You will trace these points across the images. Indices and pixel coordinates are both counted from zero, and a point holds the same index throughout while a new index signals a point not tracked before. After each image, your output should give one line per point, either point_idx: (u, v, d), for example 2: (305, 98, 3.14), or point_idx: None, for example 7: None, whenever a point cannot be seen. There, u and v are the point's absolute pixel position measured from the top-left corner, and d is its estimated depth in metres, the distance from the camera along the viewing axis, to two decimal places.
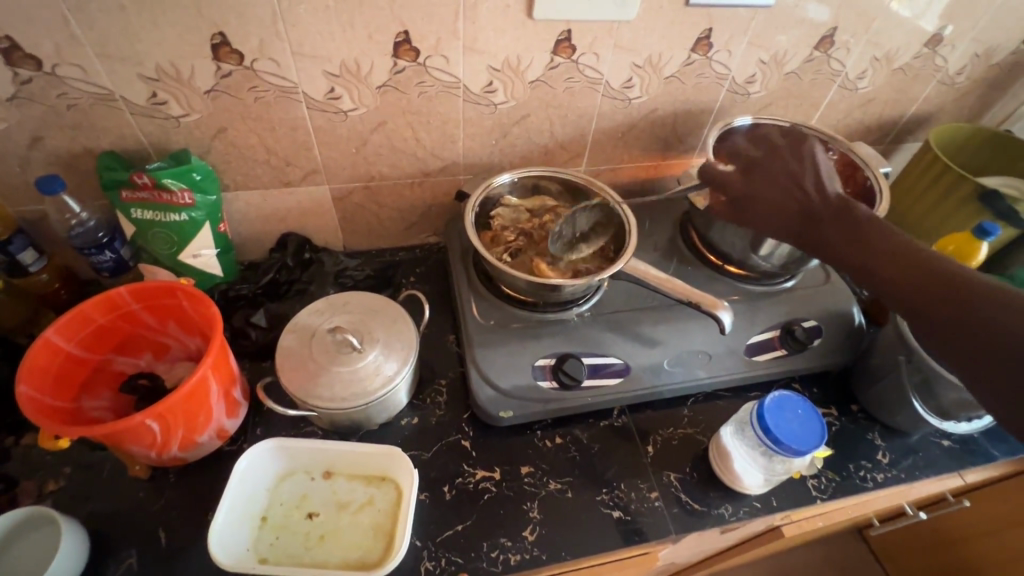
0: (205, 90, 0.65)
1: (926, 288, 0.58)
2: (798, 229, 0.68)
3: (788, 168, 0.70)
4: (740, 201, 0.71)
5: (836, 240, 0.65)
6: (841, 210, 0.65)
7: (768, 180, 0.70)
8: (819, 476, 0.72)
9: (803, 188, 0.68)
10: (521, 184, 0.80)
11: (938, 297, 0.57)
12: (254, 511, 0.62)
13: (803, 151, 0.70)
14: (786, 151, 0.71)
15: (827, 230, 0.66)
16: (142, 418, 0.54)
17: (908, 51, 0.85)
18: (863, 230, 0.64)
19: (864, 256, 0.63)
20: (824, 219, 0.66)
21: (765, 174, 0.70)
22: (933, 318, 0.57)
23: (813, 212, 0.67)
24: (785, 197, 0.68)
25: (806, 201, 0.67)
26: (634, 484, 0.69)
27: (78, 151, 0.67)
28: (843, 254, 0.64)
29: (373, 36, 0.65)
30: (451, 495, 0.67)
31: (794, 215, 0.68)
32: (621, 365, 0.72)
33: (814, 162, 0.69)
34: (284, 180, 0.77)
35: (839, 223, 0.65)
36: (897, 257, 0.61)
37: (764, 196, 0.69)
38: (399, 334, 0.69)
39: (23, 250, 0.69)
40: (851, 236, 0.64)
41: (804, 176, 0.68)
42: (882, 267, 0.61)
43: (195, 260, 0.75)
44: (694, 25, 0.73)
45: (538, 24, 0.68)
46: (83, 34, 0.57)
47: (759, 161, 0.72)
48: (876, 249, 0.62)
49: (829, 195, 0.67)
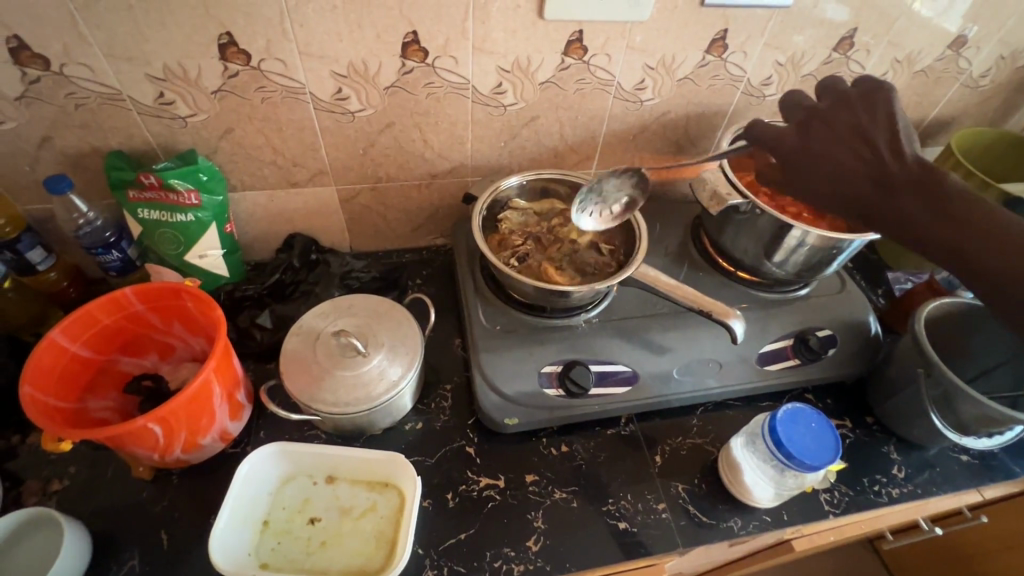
0: (212, 90, 0.64)
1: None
2: (871, 199, 0.55)
3: (855, 123, 0.58)
4: (792, 161, 0.60)
5: (919, 214, 0.53)
6: (925, 179, 0.53)
7: (828, 138, 0.58)
8: (831, 490, 0.71)
9: (875, 150, 0.56)
10: (529, 187, 0.78)
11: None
12: (256, 515, 0.62)
13: (876, 100, 0.58)
14: (860, 103, 0.59)
15: (908, 203, 0.53)
16: (144, 421, 0.53)
17: (930, 54, 0.82)
18: (956, 205, 0.52)
19: (959, 234, 0.51)
20: (906, 189, 0.54)
21: (826, 128, 0.59)
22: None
23: (889, 180, 0.55)
24: (848, 158, 0.57)
25: (880, 164, 0.55)
26: (640, 495, 0.68)
27: (86, 150, 0.67)
28: (931, 231, 0.52)
29: (381, 36, 0.64)
30: (454, 503, 0.66)
31: (864, 183, 0.56)
32: (630, 373, 0.71)
33: (891, 115, 0.57)
34: (292, 181, 0.77)
35: (924, 194, 0.53)
36: (1000, 238, 0.50)
37: (820, 158, 0.58)
38: (404, 339, 0.68)
39: (32, 249, 0.70)
40: (940, 211, 0.52)
41: (875, 133, 0.56)
42: (982, 250, 0.50)
43: (202, 261, 0.75)
44: (709, 26, 0.71)
45: (549, 25, 0.67)
46: (90, 33, 0.57)
47: (823, 115, 0.60)
48: (972, 226, 0.51)
49: (908, 159, 0.55)
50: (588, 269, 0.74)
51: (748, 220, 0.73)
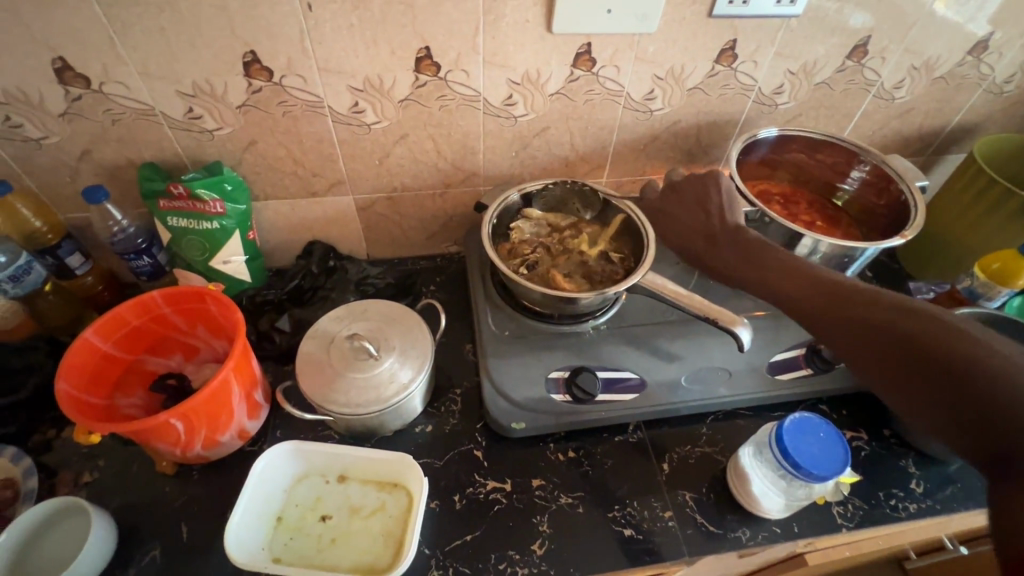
0: (237, 105, 0.68)
1: (820, 299, 0.58)
2: (702, 252, 0.72)
3: (695, 194, 0.74)
4: (658, 226, 0.78)
5: (731, 262, 0.69)
6: (736, 236, 0.69)
7: (679, 205, 0.76)
8: (845, 503, 0.69)
9: (707, 215, 0.73)
10: (539, 196, 0.80)
11: (834, 305, 0.56)
12: (271, 511, 0.64)
13: (711, 178, 0.73)
14: (698, 179, 0.75)
15: (725, 254, 0.70)
16: (167, 417, 0.56)
17: (949, 60, 0.81)
18: (756, 252, 0.66)
19: (762, 274, 0.64)
20: (723, 243, 0.70)
21: (675, 197, 0.76)
22: (833, 325, 0.55)
23: (712, 237, 0.71)
24: (691, 222, 0.74)
25: (707, 225, 0.72)
26: (647, 502, 0.68)
27: (122, 163, 0.72)
28: (743, 274, 0.67)
29: (396, 52, 0.66)
30: (461, 505, 0.67)
31: (696, 239, 0.73)
32: (638, 379, 0.71)
33: (719, 189, 0.72)
34: (311, 191, 0.80)
35: (737, 246, 0.69)
36: (793, 274, 0.62)
37: (673, 222, 0.76)
38: (414, 343, 0.70)
39: (71, 255, 0.74)
40: (745, 258, 0.67)
41: (707, 202, 0.73)
42: (784, 283, 0.62)
43: (226, 266, 0.78)
44: (718, 36, 0.72)
45: (557, 38, 0.68)
46: (127, 54, 0.61)
47: (678, 184, 0.76)
48: (771, 268, 0.64)
49: (726, 219, 0.71)
50: (596, 276, 0.75)
51: (759, 227, 0.74)
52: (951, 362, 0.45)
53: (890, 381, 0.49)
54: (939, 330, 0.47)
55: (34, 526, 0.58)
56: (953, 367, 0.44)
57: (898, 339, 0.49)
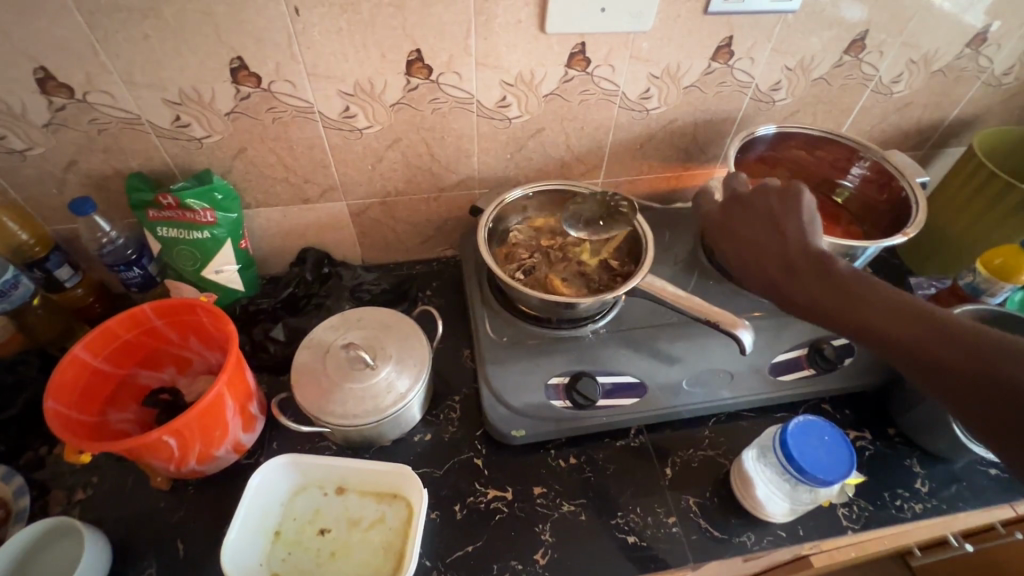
0: (225, 112, 0.67)
1: (951, 351, 0.48)
2: (776, 281, 0.62)
3: (769, 212, 0.65)
4: (722, 244, 0.69)
5: (815, 294, 0.58)
6: (820, 263, 0.59)
7: (747, 223, 0.66)
8: (850, 504, 0.68)
9: (782, 237, 0.62)
10: (535, 200, 0.78)
11: (972, 361, 0.47)
12: (268, 526, 0.63)
13: (790, 194, 0.64)
14: (774, 194, 0.65)
15: (807, 284, 0.58)
16: (159, 435, 0.55)
17: (948, 52, 0.80)
18: (849, 284, 0.56)
19: (863, 314, 0.54)
20: (805, 273, 0.59)
21: (744, 214, 0.67)
22: (967, 386, 0.47)
23: (793, 265, 0.60)
24: (762, 246, 0.64)
25: (784, 250, 0.61)
26: (650, 508, 0.67)
27: (109, 173, 0.70)
28: (832, 311, 0.56)
29: (386, 55, 0.65)
30: (462, 515, 0.66)
31: (772, 267, 0.62)
32: (638, 384, 0.70)
33: (800, 208, 0.63)
34: (304, 197, 0.79)
35: (821, 276, 0.58)
36: (906, 316, 0.52)
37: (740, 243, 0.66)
38: (411, 350, 0.69)
39: (60, 267, 0.73)
40: (835, 292, 0.56)
41: (783, 222, 0.63)
42: (898, 330, 0.51)
43: (218, 276, 0.77)
44: (714, 33, 0.71)
45: (550, 38, 0.67)
46: (110, 62, 0.60)
47: (744, 198, 0.68)
48: (877, 306, 0.54)
49: (807, 243, 0.60)
50: (593, 280, 0.74)
51: None
52: None
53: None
54: None
55: (42, 531, 0.58)
56: None
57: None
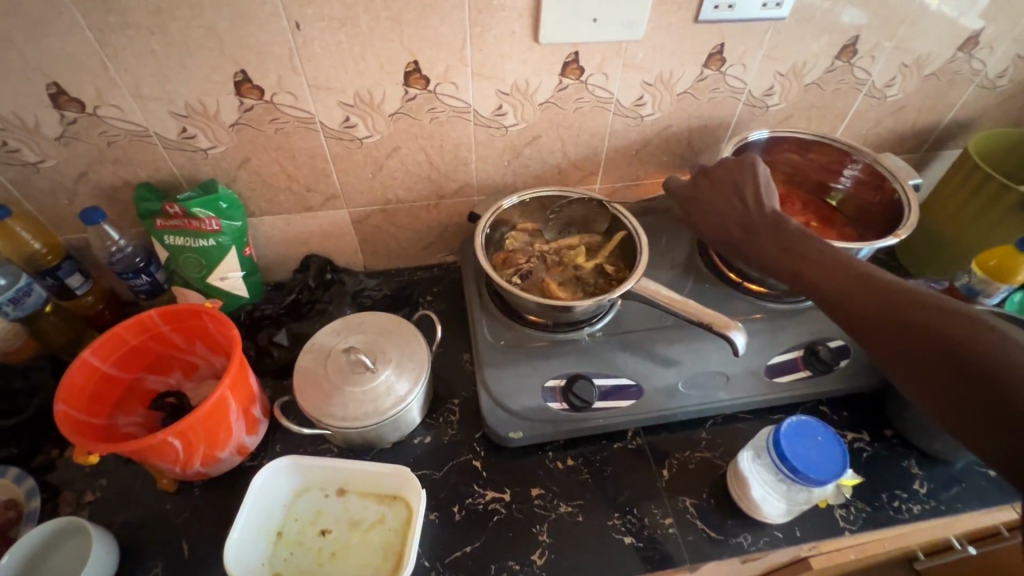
0: (230, 123, 0.69)
1: (859, 293, 0.55)
2: (737, 241, 0.68)
3: (729, 178, 0.70)
4: (689, 213, 0.73)
5: (767, 251, 0.64)
6: (775, 225, 0.65)
7: (710, 188, 0.71)
8: (847, 505, 0.68)
9: (742, 202, 0.68)
10: (531, 205, 0.79)
11: (875, 304, 0.53)
12: (271, 527, 0.64)
13: (747, 164, 0.70)
14: (733, 162, 0.71)
15: (759, 243, 0.65)
16: (164, 436, 0.56)
17: (940, 56, 0.81)
18: (793, 243, 0.62)
19: (803, 267, 0.60)
20: (760, 232, 0.66)
21: (707, 180, 0.72)
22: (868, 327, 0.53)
23: (749, 225, 0.67)
24: (724, 209, 0.69)
25: (743, 212, 0.68)
26: (647, 509, 0.68)
27: (118, 184, 0.73)
28: (778, 265, 0.63)
29: (384, 66, 0.67)
30: (460, 516, 0.67)
31: (731, 227, 0.68)
32: (635, 386, 0.71)
33: (755, 175, 0.68)
34: (307, 205, 0.81)
35: (772, 234, 0.65)
36: (832, 265, 0.58)
37: (705, 205, 0.71)
38: (412, 355, 0.71)
39: (71, 275, 0.75)
40: (783, 249, 0.63)
41: (743, 188, 0.69)
42: (822, 277, 0.58)
43: (223, 283, 0.79)
44: (705, 41, 0.72)
45: (544, 48, 0.69)
46: (120, 77, 0.62)
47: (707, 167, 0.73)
48: (814, 260, 0.60)
49: (762, 206, 0.67)
50: (590, 284, 0.75)
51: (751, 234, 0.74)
52: (990, 375, 0.44)
53: (934, 391, 0.47)
54: (990, 346, 0.45)
55: (48, 534, 0.59)
56: (992, 380, 0.43)
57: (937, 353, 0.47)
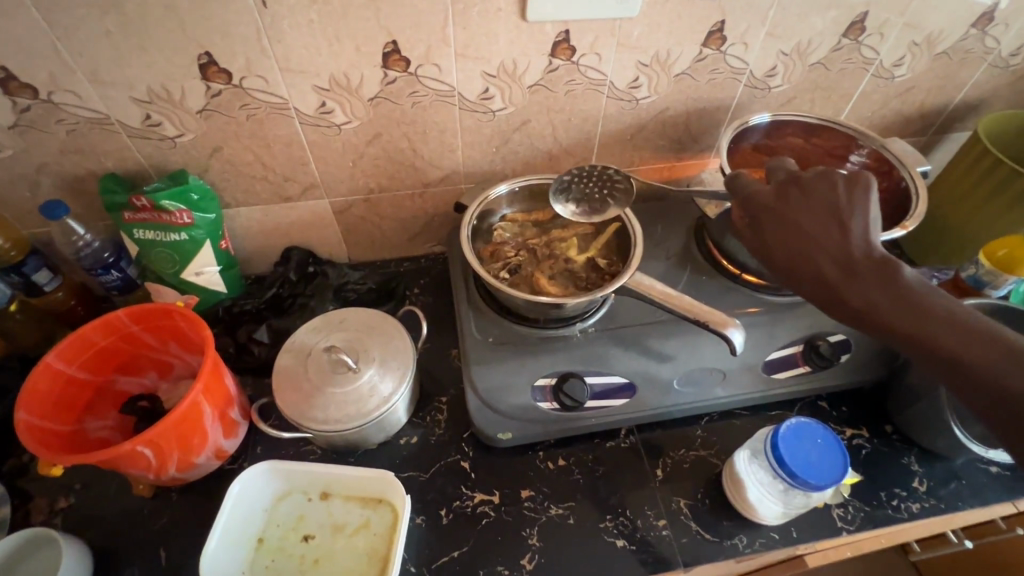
0: (197, 110, 0.64)
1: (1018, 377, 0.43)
2: (830, 283, 0.52)
3: (832, 202, 0.54)
4: (764, 229, 0.58)
5: (879, 303, 0.50)
6: (887, 270, 0.50)
7: (803, 209, 0.55)
8: (845, 505, 0.67)
9: (846, 234, 0.53)
10: (520, 195, 0.75)
11: None
12: (251, 533, 0.62)
13: (860, 187, 0.54)
14: (840, 180, 0.55)
15: (866, 289, 0.50)
16: (133, 445, 0.54)
17: (953, 33, 0.76)
18: (916, 298, 0.49)
19: (936, 331, 0.47)
20: (868, 277, 0.50)
21: (800, 197, 0.56)
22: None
23: (851, 265, 0.51)
24: (820, 239, 0.53)
25: (846, 248, 0.52)
26: (641, 511, 0.66)
27: (82, 175, 0.68)
28: (894, 323, 0.49)
29: (361, 47, 0.62)
30: (448, 519, 0.65)
31: (826, 265, 0.53)
32: (628, 384, 0.68)
33: (866, 203, 0.54)
34: (285, 195, 0.77)
35: (883, 281, 0.50)
36: (973, 336, 0.46)
37: (791, 232, 0.55)
38: (396, 353, 0.68)
39: (37, 271, 0.71)
40: (903, 303, 0.49)
41: (848, 218, 0.53)
42: (963, 348, 0.46)
43: (199, 278, 0.76)
44: (705, 18, 0.67)
45: (532, 26, 0.64)
46: (73, 60, 0.58)
47: (799, 180, 0.57)
48: (944, 322, 0.47)
49: (871, 243, 0.52)
50: (581, 278, 0.71)
51: None
52: None
53: None
54: None
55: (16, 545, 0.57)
56: None
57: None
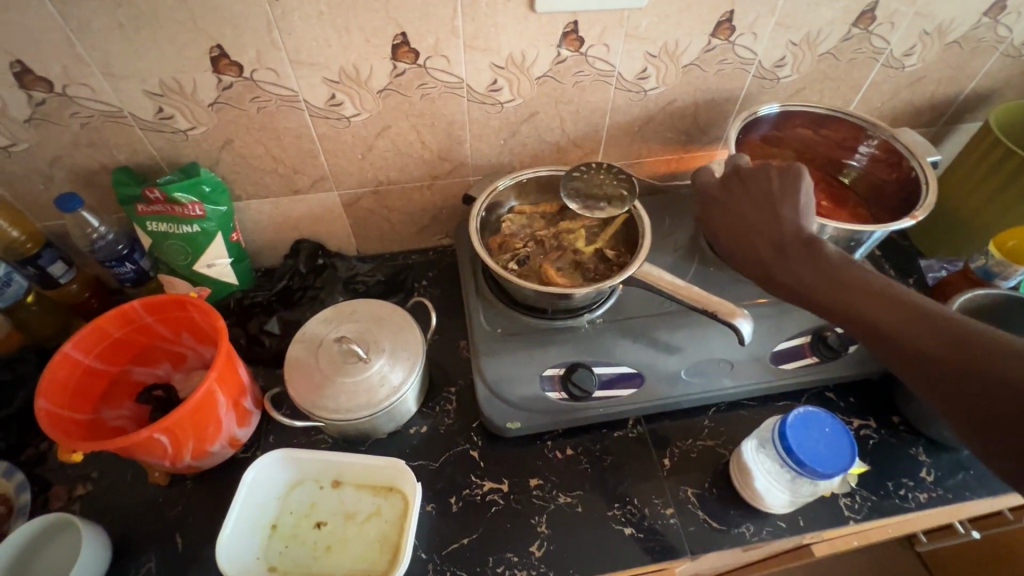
0: (209, 103, 0.65)
1: (914, 330, 0.48)
2: (766, 263, 0.60)
3: (767, 192, 0.62)
4: (714, 220, 0.67)
5: (801, 276, 0.56)
6: (810, 247, 0.57)
7: (745, 200, 0.64)
8: (852, 494, 0.67)
9: (779, 219, 0.60)
10: (529, 186, 0.76)
11: (933, 343, 0.46)
12: (265, 520, 0.63)
13: (792, 177, 0.61)
14: (776, 171, 0.62)
15: (790, 265, 0.57)
16: (150, 433, 0.55)
17: (964, 23, 0.76)
18: (837, 270, 0.54)
19: (857, 298, 0.52)
20: (793, 254, 0.58)
21: (742, 191, 0.64)
22: (936, 372, 0.46)
23: (780, 245, 0.59)
24: (754, 225, 0.62)
25: (777, 231, 0.60)
26: (648, 500, 0.66)
27: (95, 168, 0.69)
28: (813, 292, 0.55)
29: (370, 39, 0.63)
30: (457, 507, 0.66)
31: (760, 247, 0.61)
32: (636, 375, 0.69)
33: (797, 190, 0.61)
34: (294, 188, 0.78)
35: (807, 256, 0.57)
36: (879, 297, 0.51)
37: (733, 222, 0.64)
38: (406, 344, 0.69)
39: (53, 263, 0.73)
40: (822, 275, 0.55)
41: (780, 205, 0.61)
42: (871, 308, 0.51)
43: (211, 270, 0.77)
44: (713, 8, 0.67)
45: (541, 17, 0.64)
46: (87, 53, 0.58)
47: (744, 172, 0.65)
48: (857, 288, 0.52)
49: (801, 226, 0.59)
50: (589, 270, 0.72)
51: None
52: None
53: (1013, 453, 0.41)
54: None
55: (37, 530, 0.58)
56: None
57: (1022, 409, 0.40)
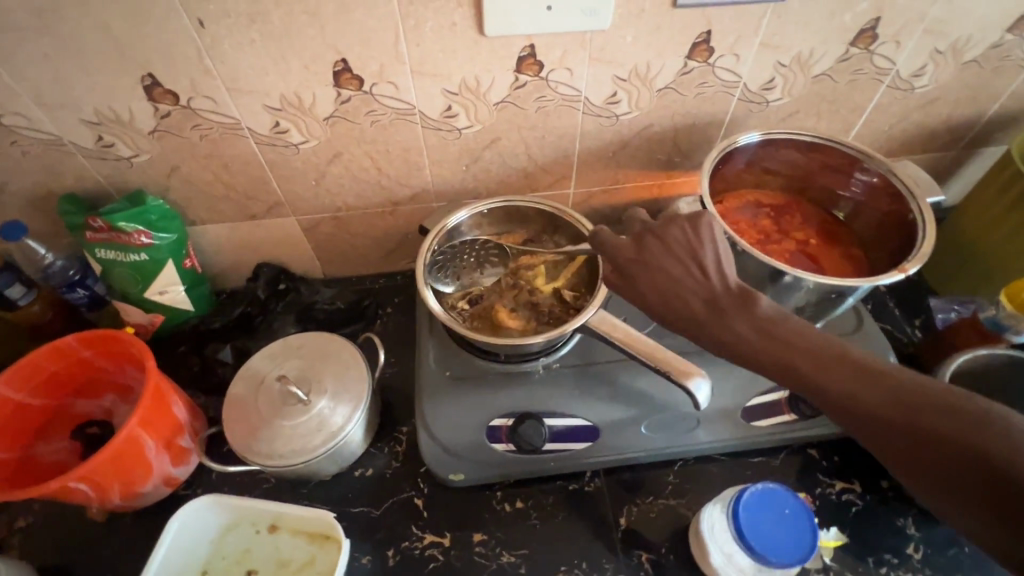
0: (149, 131, 0.63)
1: (874, 396, 0.41)
2: (698, 323, 0.49)
3: (683, 242, 0.51)
4: (624, 282, 0.53)
5: (743, 334, 0.47)
6: (747, 301, 0.48)
7: (658, 250, 0.52)
8: (826, 570, 0.61)
9: (703, 272, 0.50)
10: (489, 218, 0.72)
11: (895, 409, 0.40)
12: (195, 565, 0.61)
13: (705, 225, 0.52)
14: (687, 220, 0.52)
15: (729, 323, 0.48)
16: (63, 483, 0.53)
17: (983, 40, 0.67)
18: (780, 327, 0.46)
19: (809, 361, 0.44)
20: (728, 309, 0.48)
21: (653, 244, 0.52)
22: (908, 439, 0.39)
23: (712, 300, 0.49)
24: (677, 280, 0.50)
25: (704, 284, 0.49)
26: (598, 564, 0.62)
27: (43, 194, 0.68)
28: (759, 353, 0.46)
29: (309, 66, 0.59)
30: (395, 561, 0.63)
31: (688, 304, 0.49)
32: (590, 429, 0.64)
33: (716, 238, 0.51)
34: (249, 213, 0.75)
35: (743, 310, 0.48)
36: (828, 355, 0.44)
37: (649, 278, 0.51)
38: (349, 385, 0.66)
39: (9, 286, 0.71)
40: (766, 334, 0.46)
41: (701, 252, 0.50)
42: (824, 371, 0.43)
43: (162, 297, 0.75)
44: (687, 29, 0.61)
45: (492, 41, 0.59)
46: (16, 84, 0.56)
47: (652, 226, 0.53)
48: (804, 347, 0.45)
49: (730, 280, 0.49)
50: (544, 313, 0.66)
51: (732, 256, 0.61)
52: None
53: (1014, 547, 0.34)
54: None
55: None
56: None
57: (1008, 473, 0.35)
